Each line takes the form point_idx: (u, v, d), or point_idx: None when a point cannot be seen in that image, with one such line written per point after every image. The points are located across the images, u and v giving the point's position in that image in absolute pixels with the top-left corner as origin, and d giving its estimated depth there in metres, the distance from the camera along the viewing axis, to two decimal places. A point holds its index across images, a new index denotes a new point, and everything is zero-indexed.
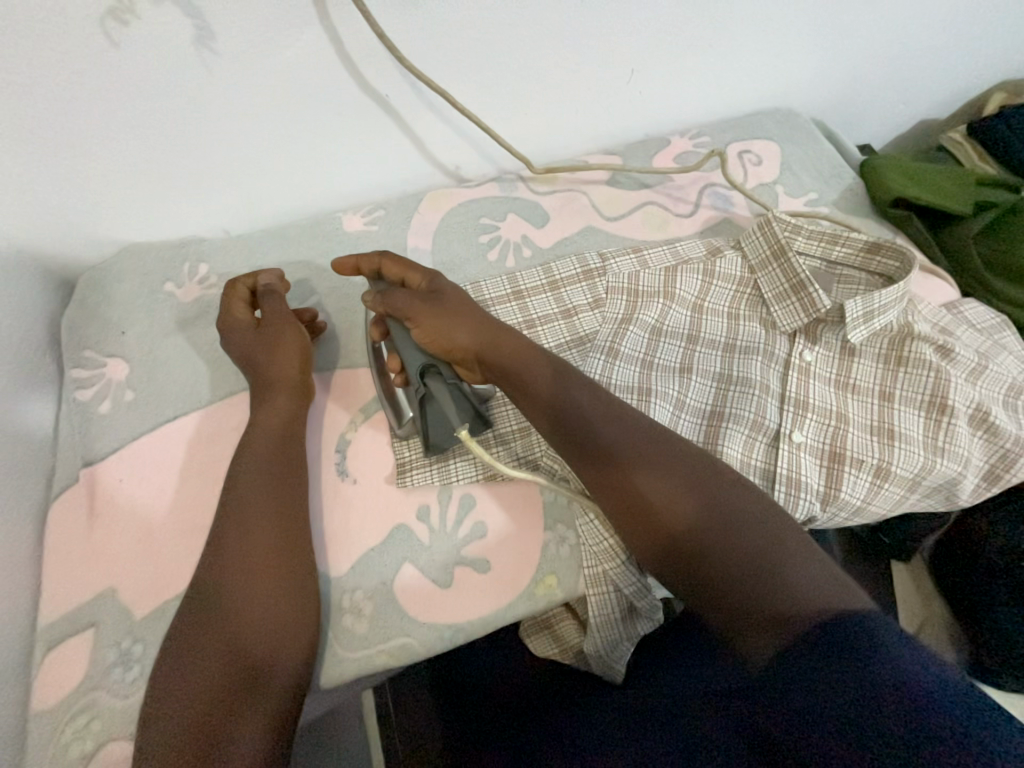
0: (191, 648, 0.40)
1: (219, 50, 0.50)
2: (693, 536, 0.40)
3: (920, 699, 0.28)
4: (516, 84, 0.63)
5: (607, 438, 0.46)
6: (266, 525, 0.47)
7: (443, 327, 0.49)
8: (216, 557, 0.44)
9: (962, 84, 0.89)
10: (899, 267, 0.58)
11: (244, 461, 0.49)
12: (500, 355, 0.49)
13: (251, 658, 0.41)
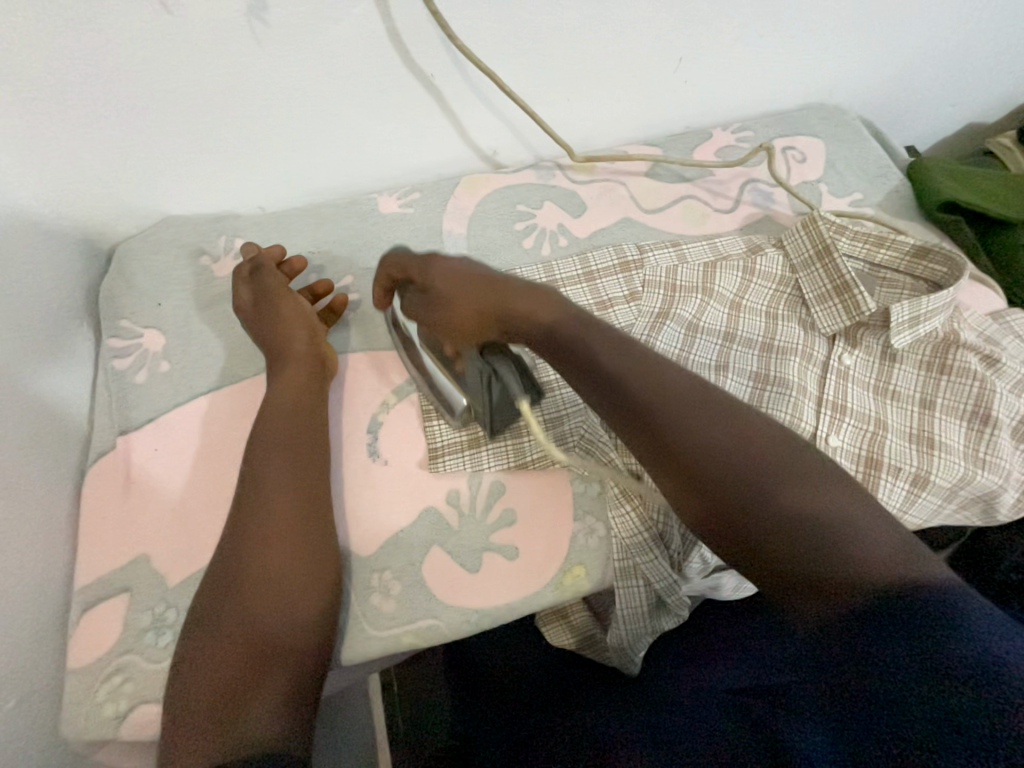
0: (215, 617, 0.43)
1: (270, 21, 0.50)
2: (739, 492, 0.37)
3: (991, 671, 0.26)
4: (562, 68, 0.62)
5: (643, 404, 0.40)
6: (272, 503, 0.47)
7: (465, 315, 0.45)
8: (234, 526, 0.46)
9: (1016, 87, 0.86)
10: (947, 273, 0.56)
11: (262, 437, 0.50)
12: (545, 322, 0.43)
13: (265, 631, 0.42)
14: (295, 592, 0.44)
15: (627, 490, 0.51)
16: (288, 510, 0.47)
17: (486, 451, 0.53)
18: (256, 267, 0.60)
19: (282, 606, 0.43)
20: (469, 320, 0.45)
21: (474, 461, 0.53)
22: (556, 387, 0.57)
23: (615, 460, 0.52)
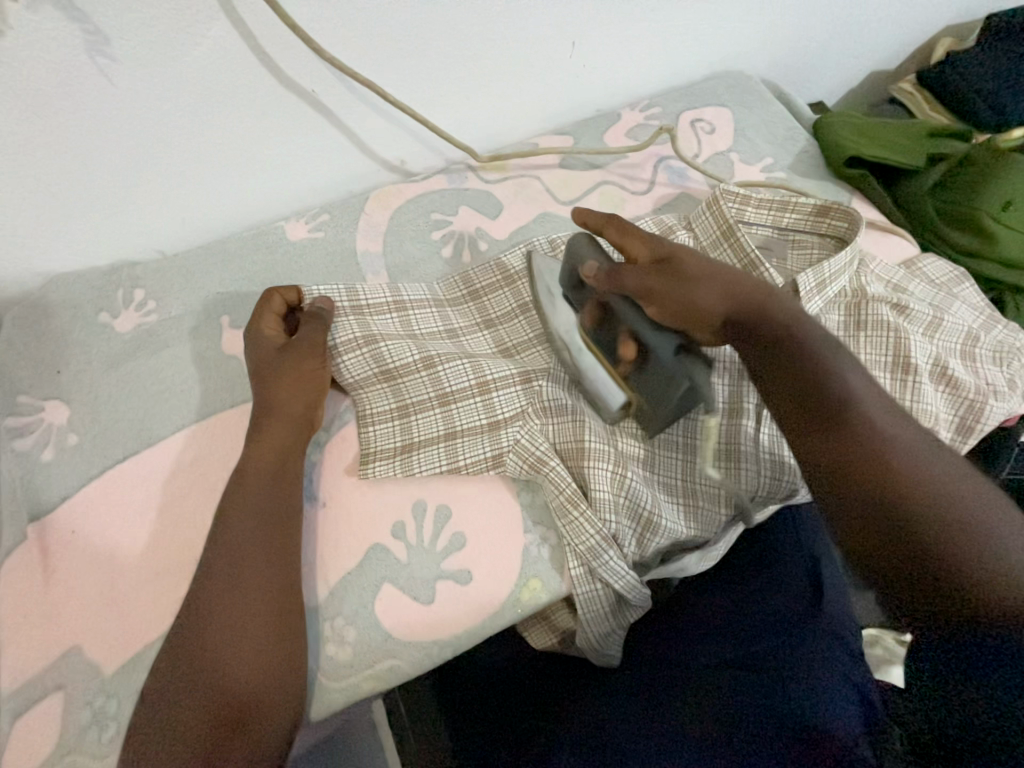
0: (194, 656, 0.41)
1: (116, 56, 0.46)
2: (865, 469, 0.40)
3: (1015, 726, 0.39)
4: (452, 67, 0.59)
5: (825, 368, 0.45)
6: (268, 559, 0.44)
7: (692, 304, 0.51)
8: (224, 550, 0.44)
9: (909, 31, 0.88)
10: (847, 228, 0.58)
11: (256, 473, 0.48)
12: (820, 362, 0.45)
13: (242, 683, 0.40)
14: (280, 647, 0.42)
15: (572, 496, 0.50)
16: (270, 566, 0.44)
17: (417, 456, 0.52)
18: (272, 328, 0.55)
19: (270, 661, 0.42)
20: (683, 319, 0.51)
21: (406, 466, 0.52)
22: (492, 386, 0.54)
23: (555, 469, 0.51)
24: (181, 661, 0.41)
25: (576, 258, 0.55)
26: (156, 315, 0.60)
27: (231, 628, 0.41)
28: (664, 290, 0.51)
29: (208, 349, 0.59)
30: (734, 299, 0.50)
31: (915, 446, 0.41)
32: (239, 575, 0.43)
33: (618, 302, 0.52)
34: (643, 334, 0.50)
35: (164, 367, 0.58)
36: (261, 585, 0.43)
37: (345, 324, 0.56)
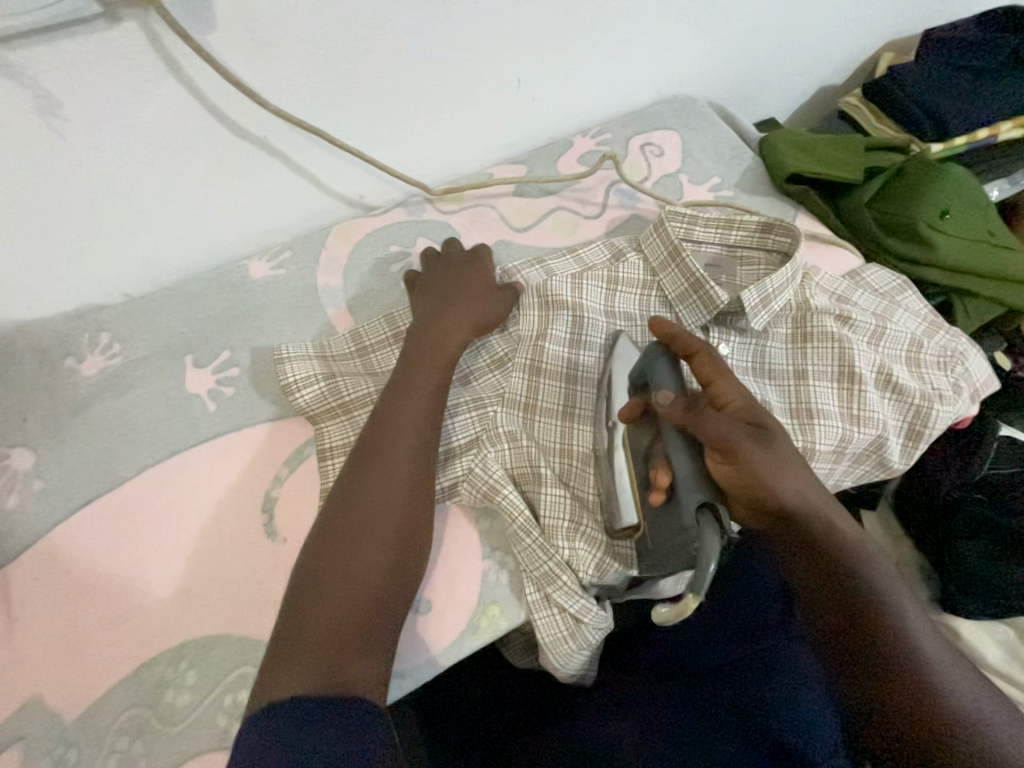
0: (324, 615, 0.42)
1: (67, 117, 0.48)
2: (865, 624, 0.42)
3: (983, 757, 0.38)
4: (401, 108, 0.62)
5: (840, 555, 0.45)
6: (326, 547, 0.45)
7: (767, 479, 0.44)
8: (374, 513, 0.46)
9: (849, 49, 0.91)
10: (791, 243, 0.59)
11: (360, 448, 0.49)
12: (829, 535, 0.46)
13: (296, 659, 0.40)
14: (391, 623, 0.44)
15: (524, 523, 0.50)
16: (375, 550, 0.45)
17: None
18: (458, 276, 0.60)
19: (375, 635, 0.43)
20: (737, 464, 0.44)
21: None
22: (446, 415, 0.55)
23: (508, 497, 0.51)
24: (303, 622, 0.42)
25: (655, 374, 0.50)
26: (120, 357, 0.61)
27: (310, 604, 0.42)
28: (751, 456, 0.45)
29: (171, 388, 0.60)
30: (805, 503, 0.45)
31: (932, 640, 0.42)
32: (345, 548, 0.45)
33: (671, 435, 0.46)
34: (680, 472, 0.45)
35: (128, 409, 0.59)
36: (367, 563, 0.44)
37: (304, 365, 0.58)
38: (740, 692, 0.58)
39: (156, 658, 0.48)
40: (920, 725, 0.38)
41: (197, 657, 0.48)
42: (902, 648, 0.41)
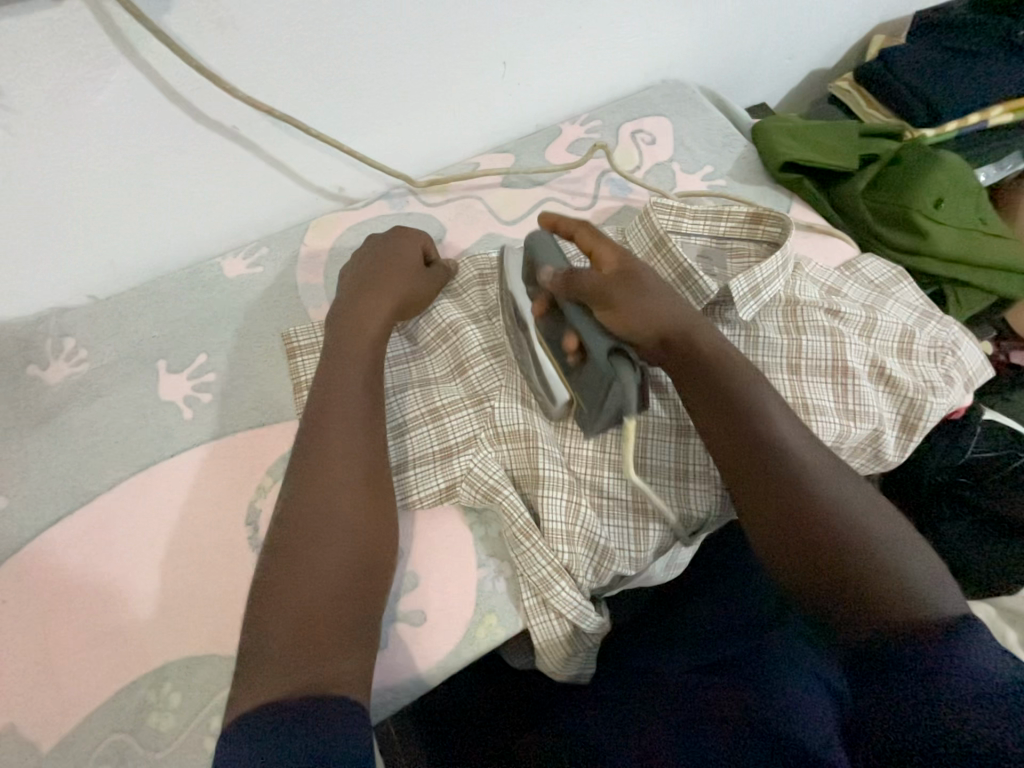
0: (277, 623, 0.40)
1: (12, 106, 0.44)
2: (795, 506, 0.42)
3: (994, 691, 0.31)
4: (379, 93, 0.58)
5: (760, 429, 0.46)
6: (282, 543, 0.44)
7: (641, 310, 0.49)
8: (318, 513, 0.44)
9: (842, 32, 0.89)
10: (781, 232, 0.58)
11: (301, 448, 0.47)
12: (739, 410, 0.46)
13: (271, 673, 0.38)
14: (364, 610, 0.43)
15: (523, 526, 0.49)
16: (326, 546, 0.43)
17: None
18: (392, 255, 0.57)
19: (347, 625, 0.41)
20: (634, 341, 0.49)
21: None
22: (444, 413, 0.54)
23: (508, 497, 0.50)
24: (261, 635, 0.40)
25: (554, 289, 0.52)
26: (87, 364, 0.57)
27: (268, 604, 0.41)
28: (627, 302, 0.49)
29: (144, 396, 0.57)
30: (725, 377, 0.48)
31: (855, 507, 0.42)
32: (294, 550, 0.43)
33: (569, 308, 0.50)
34: (585, 333, 0.48)
35: (98, 418, 0.56)
36: (327, 554, 0.43)
37: (313, 360, 0.57)
38: (744, 689, 0.51)
39: (136, 681, 0.46)
40: (850, 576, 0.39)
41: (179, 679, 0.46)
42: (827, 523, 0.41)
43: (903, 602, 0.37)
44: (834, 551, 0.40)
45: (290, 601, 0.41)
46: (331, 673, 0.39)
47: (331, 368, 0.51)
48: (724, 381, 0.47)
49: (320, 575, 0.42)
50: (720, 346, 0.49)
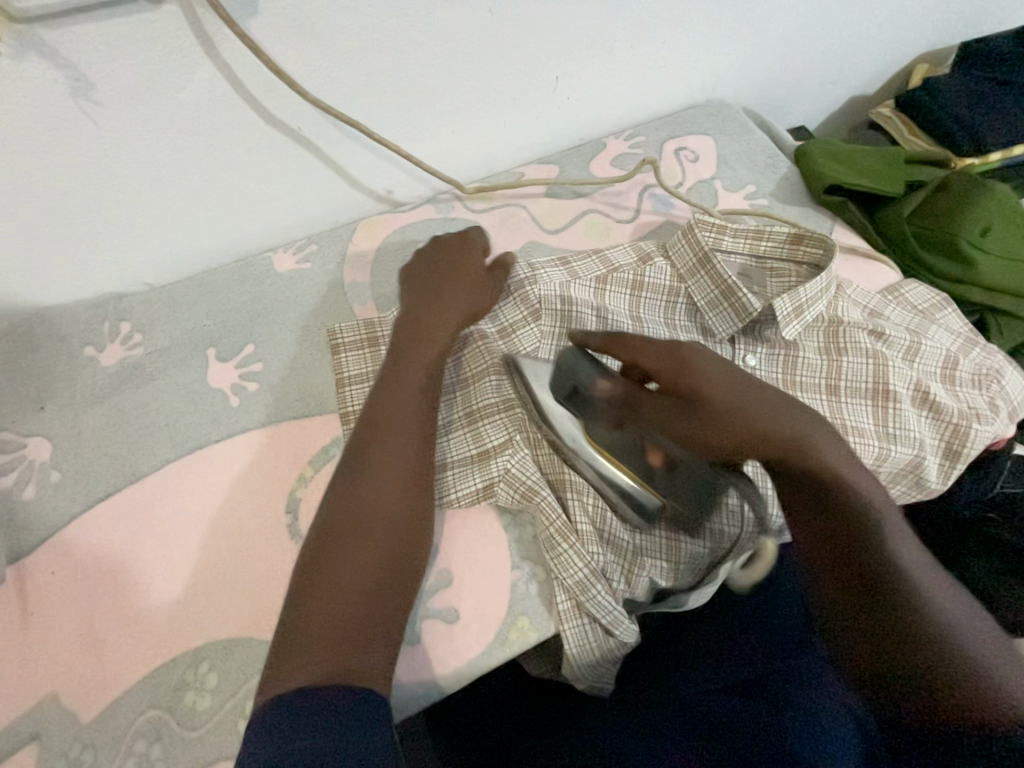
0: (321, 596, 0.41)
1: (102, 100, 0.46)
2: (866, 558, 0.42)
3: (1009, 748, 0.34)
4: (436, 103, 0.60)
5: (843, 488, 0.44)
6: (335, 524, 0.45)
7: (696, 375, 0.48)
8: (369, 495, 0.46)
9: (886, 60, 0.90)
10: (823, 254, 0.58)
11: (359, 426, 0.49)
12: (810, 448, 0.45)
13: (318, 642, 0.39)
14: (399, 606, 0.44)
15: (560, 528, 0.49)
16: (376, 527, 0.45)
17: None
18: (456, 259, 0.59)
19: (382, 617, 0.42)
20: (698, 423, 0.47)
21: None
22: (481, 416, 0.55)
23: (547, 499, 0.50)
24: (304, 608, 0.41)
25: (571, 368, 0.49)
26: (141, 348, 0.59)
27: (315, 579, 0.42)
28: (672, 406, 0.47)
29: (194, 382, 0.59)
30: (800, 437, 0.46)
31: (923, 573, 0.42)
32: (343, 526, 0.44)
33: (642, 423, 0.47)
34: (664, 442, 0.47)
35: (149, 401, 0.57)
36: (375, 541, 0.44)
37: (356, 358, 0.58)
38: (775, 715, 0.51)
39: (175, 660, 0.47)
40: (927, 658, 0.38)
41: (218, 659, 0.47)
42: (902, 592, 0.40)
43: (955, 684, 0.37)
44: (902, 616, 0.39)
45: (340, 574, 0.42)
46: (360, 663, 0.39)
47: (401, 364, 0.52)
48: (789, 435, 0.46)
49: (371, 555, 0.44)
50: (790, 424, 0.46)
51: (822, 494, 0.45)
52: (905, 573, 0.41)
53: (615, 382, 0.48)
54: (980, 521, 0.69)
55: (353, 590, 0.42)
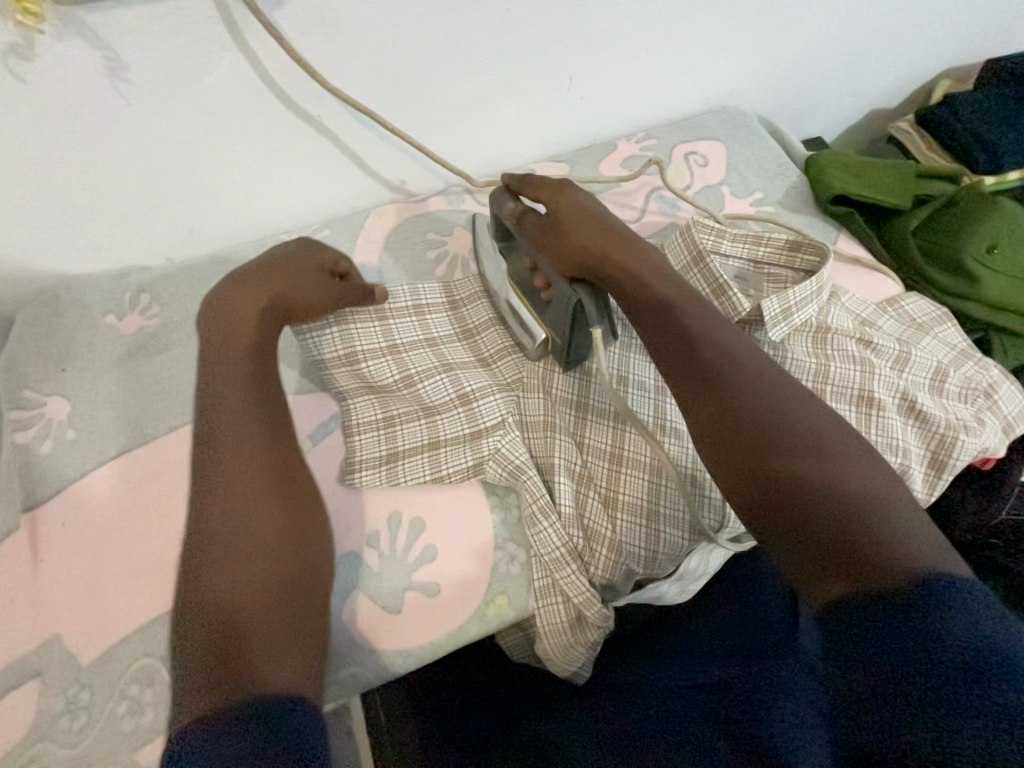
0: (211, 615, 0.39)
1: (134, 81, 0.49)
2: (747, 428, 0.45)
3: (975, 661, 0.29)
4: (453, 99, 0.62)
5: (718, 361, 0.49)
6: (195, 563, 0.42)
7: (573, 204, 0.59)
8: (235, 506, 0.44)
9: (908, 75, 0.90)
10: (819, 261, 0.59)
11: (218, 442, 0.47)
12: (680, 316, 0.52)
13: (235, 652, 0.37)
14: (308, 598, 0.43)
15: (543, 506, 0.50)
16: (260, 532, 0.43)
17: (402, 464, 0.54)
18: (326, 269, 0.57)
19: (304, 617, 0.42)
20: (570, 249, 0.57)
21: (390, 474, 0.53)
22: (473, 397, 0.56)
23: (533, 478, 0.52)
24: (196, 635, 0.38)
25: (496, 212, 0.62)
26: (158, 319, 0.62)
27: (201, 607, 0.39)
28: (557, 244, 0.57)
29: None
30: (668, 295, 0.53)
31: (796, 421, 0.45)
32: (223, 542, 0.42)
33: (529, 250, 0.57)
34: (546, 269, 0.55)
35: (163, 368, 0.60)
36: (259, 548, 0.43)
37: (366, 329, 0.59)
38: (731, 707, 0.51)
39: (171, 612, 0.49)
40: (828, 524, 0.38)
41: None
42: (772, 444, 0.43)
43: (871, 549, 0.36)
44: (815, 502, 0.39)
45: (229, 585, 0.40)
46: (280, 662, 0.38)
47: (207, 371, 0.50)
48: (664, 296, 0.53)
49: (257, 558, 0.42)
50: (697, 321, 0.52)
51: (694, 366, 0.49)
52: (785, 432, 0.44)
53: (517, 217, 0.60)
54: (974, 541, 0.68)
55: (247, 596, 0.40)
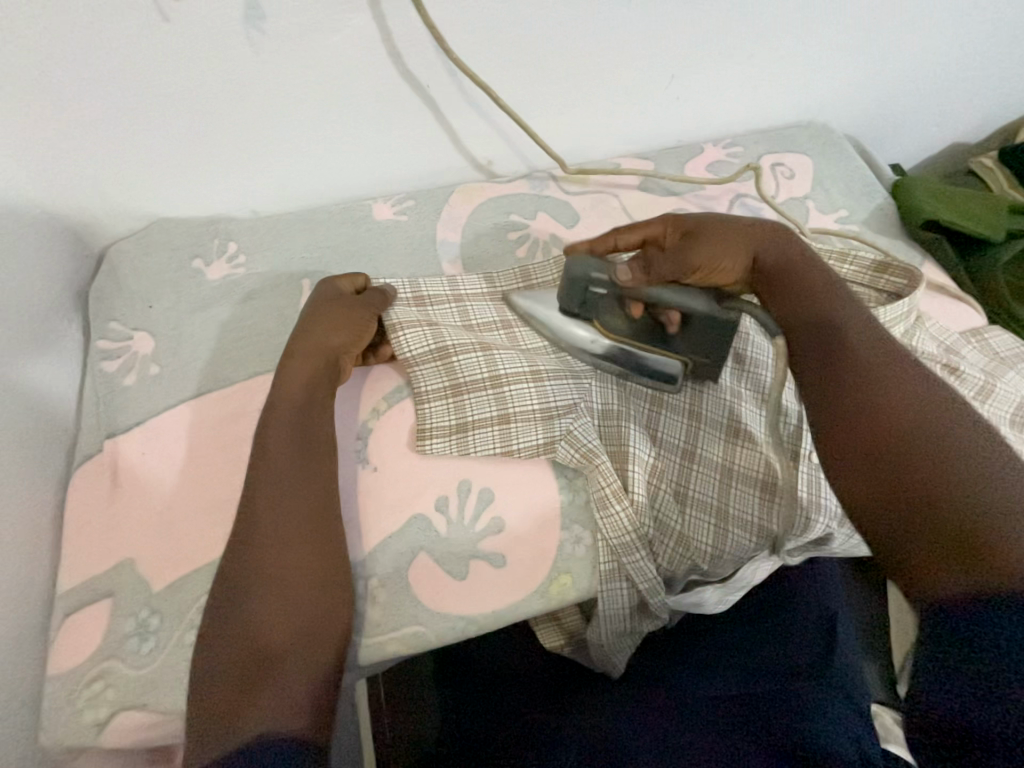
0: (241, 606, 0.42)
1: (267, 31, 0.51)
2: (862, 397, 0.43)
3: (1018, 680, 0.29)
4: (557, 85, 0.63)
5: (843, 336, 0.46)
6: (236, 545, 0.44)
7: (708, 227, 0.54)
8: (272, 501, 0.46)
9: (998, 110, 0.88)
10: (907, 284, 0.59)
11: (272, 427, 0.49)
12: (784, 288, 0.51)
13: (261, 646, 0.41)
14: (323, 598, 0.44)
15: (615, 491, 0.51)
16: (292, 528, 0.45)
17: (472, 435, 0.54)
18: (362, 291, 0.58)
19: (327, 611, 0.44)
20: (707, 269, 0.52)
21: (460, 445, 0.54)
22: (545, 375, 0.56)
23: (605, 463, 0.52)
24: (228, 621, 0.42)
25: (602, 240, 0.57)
26: (243, 268, 0.64)
27: (238, 596, 0.42)
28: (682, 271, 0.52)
29: (287, 306, 0.63)
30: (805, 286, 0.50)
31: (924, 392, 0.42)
32: (266, 536, 0.44)
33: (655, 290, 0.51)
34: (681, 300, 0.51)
35: (245, 317, 0.62)
36: (291, 548, 0.45)
37: (443, 309, 0.60)
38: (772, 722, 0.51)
39: None
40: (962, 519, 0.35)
41: None
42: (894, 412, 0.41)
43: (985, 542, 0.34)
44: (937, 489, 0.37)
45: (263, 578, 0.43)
46: (284, 657, 0.40)
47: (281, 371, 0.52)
48: (790, 281, 0.51)
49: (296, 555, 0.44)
50: (809, 293, 0.50)
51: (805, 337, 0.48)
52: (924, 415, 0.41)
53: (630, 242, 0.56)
54: None
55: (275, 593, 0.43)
